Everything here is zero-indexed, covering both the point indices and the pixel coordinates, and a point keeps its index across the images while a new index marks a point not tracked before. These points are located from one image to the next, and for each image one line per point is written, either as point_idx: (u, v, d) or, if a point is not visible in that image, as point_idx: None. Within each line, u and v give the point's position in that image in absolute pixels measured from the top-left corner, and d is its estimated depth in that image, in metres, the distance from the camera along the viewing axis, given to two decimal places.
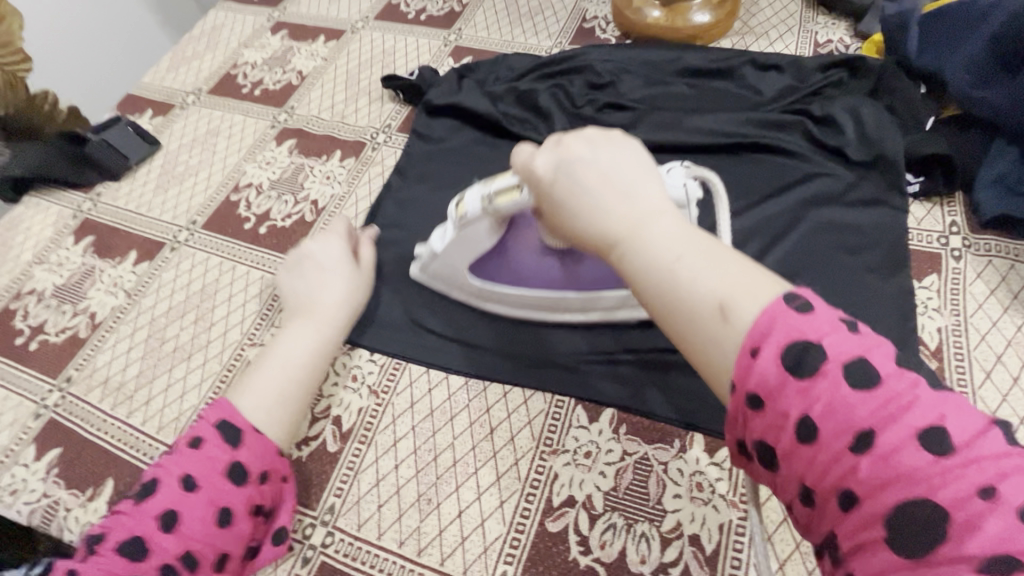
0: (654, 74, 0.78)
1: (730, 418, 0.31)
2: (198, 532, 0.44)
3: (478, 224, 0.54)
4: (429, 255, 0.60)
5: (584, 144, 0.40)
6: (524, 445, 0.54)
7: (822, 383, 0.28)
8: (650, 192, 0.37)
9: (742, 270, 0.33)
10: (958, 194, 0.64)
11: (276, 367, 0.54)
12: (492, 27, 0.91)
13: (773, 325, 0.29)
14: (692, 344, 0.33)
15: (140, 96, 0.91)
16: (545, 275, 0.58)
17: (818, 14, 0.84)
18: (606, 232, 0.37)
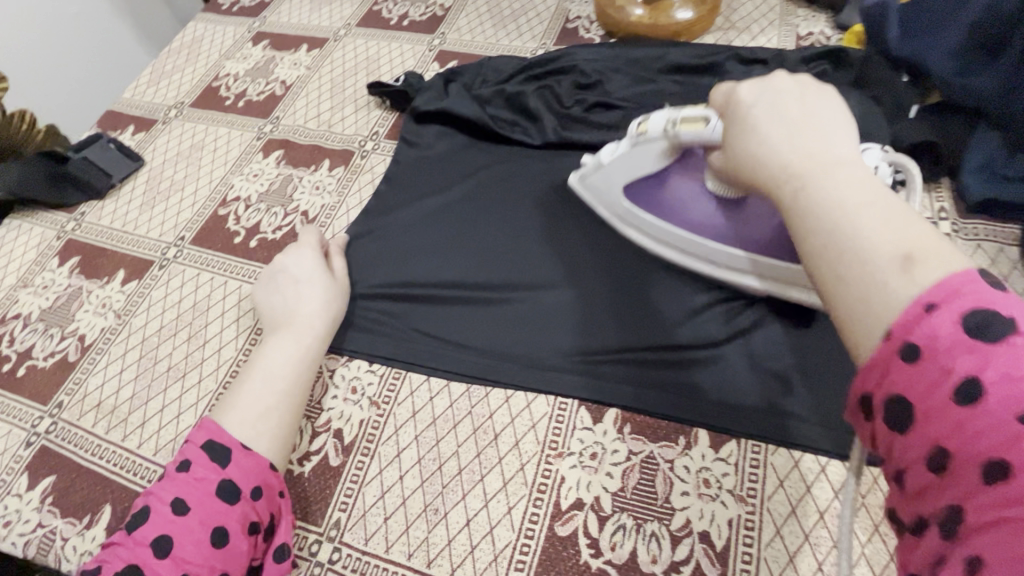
0: (641, 72, 0.78)
1: (864, 368, 0.27)
2: (192, 555, 0.44)
3: (653, 145, 0.56)
4: (593, 165, 0.64)
5: (795, 79, 0.37)
6: (529, 449, 0.53)
7: (1009, 352, 0.23)
8: (840, 142, 0.33)
9: (931, 237, 0.27)
10: (944, 180, 0.65)
11: (261, 384, 0.53)
12: (475, 30, 0.91)
13: (966, 288, 0.24)
14: (837, 285, 0.28)
15: (121, 112, 0.89)
16: (699, 217, 0.60)
17: (798, 8, 0.85)
18: (781, 167, 0.33)
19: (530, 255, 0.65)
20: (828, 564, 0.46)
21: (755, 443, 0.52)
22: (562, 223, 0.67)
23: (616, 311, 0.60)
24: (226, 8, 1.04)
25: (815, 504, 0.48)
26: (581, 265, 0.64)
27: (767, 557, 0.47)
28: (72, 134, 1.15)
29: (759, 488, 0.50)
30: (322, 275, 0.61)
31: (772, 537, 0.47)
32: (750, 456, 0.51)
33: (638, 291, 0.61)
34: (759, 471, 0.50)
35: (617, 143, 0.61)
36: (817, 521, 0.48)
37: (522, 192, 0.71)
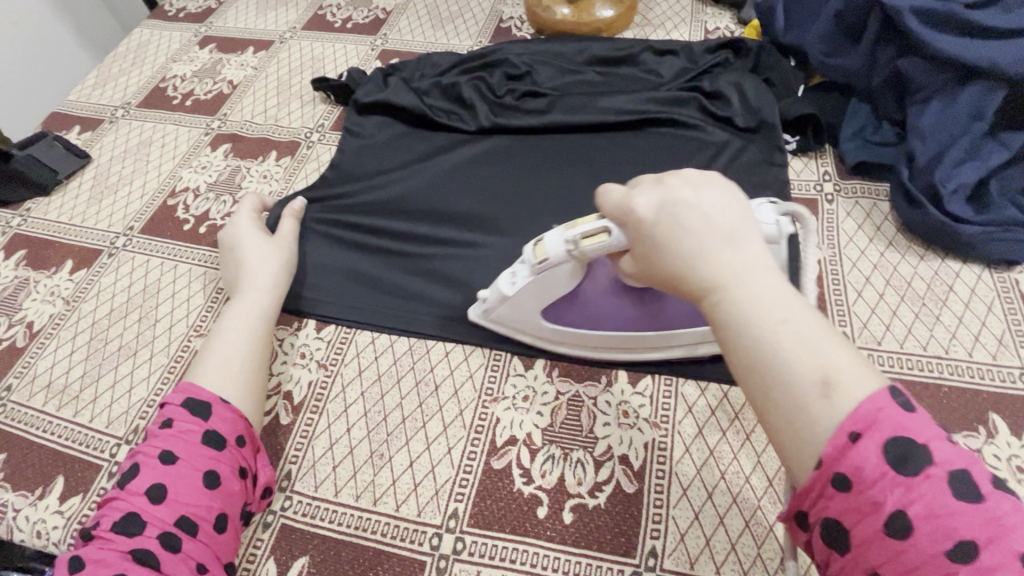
0: (566, 64, 0.86)
1: (805, 489, 0.32)
2: (189, 497, 0.46)
3: (560, 267, 0.51)
4: (496, 299, 0.57)
5: (688, 183, 0.40)
6: (467, 396, 0.58)
7: (926, 482, 0.29)
8: (750, 250, 0.37)
9: (842, 351, 0.32)
10: (828, 147, 0.74)
11: (224, 342, 0.57)
12: (416, 31, 0.97)
13: (878, 417, 0.30)
14: (779, 410, 0.32)
15: (66, 113, 0.91)
16: (617, 315, 0.56)
17: (707, 6, 0.95)
18: (705, 287, 0.36)
19: (465, 227, 0.71)
20: (730, 473, 0.52)
21: (667, 377, 0.58)
22: (495, 196, 0.73)
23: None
24: (173, 15, 1.07)
25: (719, 424, 0.55)
26: (514, 232, 0.70)
27: (678, 471, 0.53)
28: (13, 130, 1.14)
29: (671, 415, 0.56)
30: (262, 242, 0.65)
31: (682, 453, 0.53)
32: (663, 388, 0.57)
33: None
34: (671, 400, 0.57)
35: (511, 271, 0.55)
36: (720, 438, 0.54)
37: (458, 171, 0.76)
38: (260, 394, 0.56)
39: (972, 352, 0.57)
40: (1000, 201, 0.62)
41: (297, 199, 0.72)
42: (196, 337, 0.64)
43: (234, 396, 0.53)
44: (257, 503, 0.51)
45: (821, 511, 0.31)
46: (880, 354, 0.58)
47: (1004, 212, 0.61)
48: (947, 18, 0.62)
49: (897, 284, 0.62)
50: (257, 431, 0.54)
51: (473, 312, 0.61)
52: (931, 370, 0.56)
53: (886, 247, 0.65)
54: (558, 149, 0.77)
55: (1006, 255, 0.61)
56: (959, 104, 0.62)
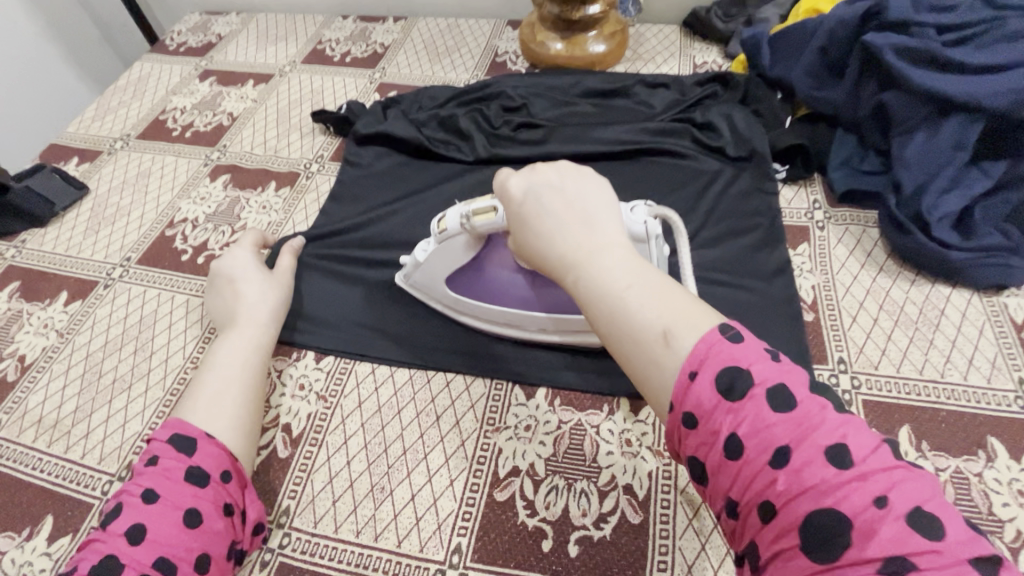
0: (561, 96, 0.88)
1: (668, 431, 0.36)
2: (170, 538, 0.45)
3: (456, 237, 0.60)
4: (413, 264, 0.65)
5: (556, 176, 0.47)
6: (468, 426, 0.58)
7: (747, 404, 0.32)
8: (608, 226, 0.43)
9: (682, 303, 0.38)
10: (817, 176, 0.76)
11: (218, 378, 0.56)
12: (414, 65, 1.00)
13: (708, 353, 0.34)
14: (636, 364, 0.37)
15: (65, 145, 0.91)
16: (509, 291, 0.61)
17: (695, 43, 0.99)
18: (568, 262, 0.42)
19: None
20: None
21: None
22: None
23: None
24: (173, 49, 1.09)
25: None
26: None
27: (683, 501, 0.52)
28: (13, 161, 1.16)
29: None
30: (259, 277, 0.65)
31: (686, 482, 0.53)
32: None
33: None
34: None
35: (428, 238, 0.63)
36: None
37: (456, 200, 0.77)
38: (253, 431, 0.56)
39: (967, 376, 0.58)
40: (985, 227, 0.64)
41: (297, 238, 0.73)
42: (192, 369, 0.64)
43: (225, 432, 0.53)
44: (244, 542, 0.50)
45: (683, 452, 0.35)
46: (877, 379, 0.59)
47: (990, 238, 0.63)
48: (924, 56, 0.64)
49: (890, 308, 0.63)
50: (246, 471, 0.53)
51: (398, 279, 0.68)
52: (929, 395, 0.57)
53: (878, 273, 0.67)
54: None
55: (994, 279, 0.62)
56: (942, 135, 0.64)
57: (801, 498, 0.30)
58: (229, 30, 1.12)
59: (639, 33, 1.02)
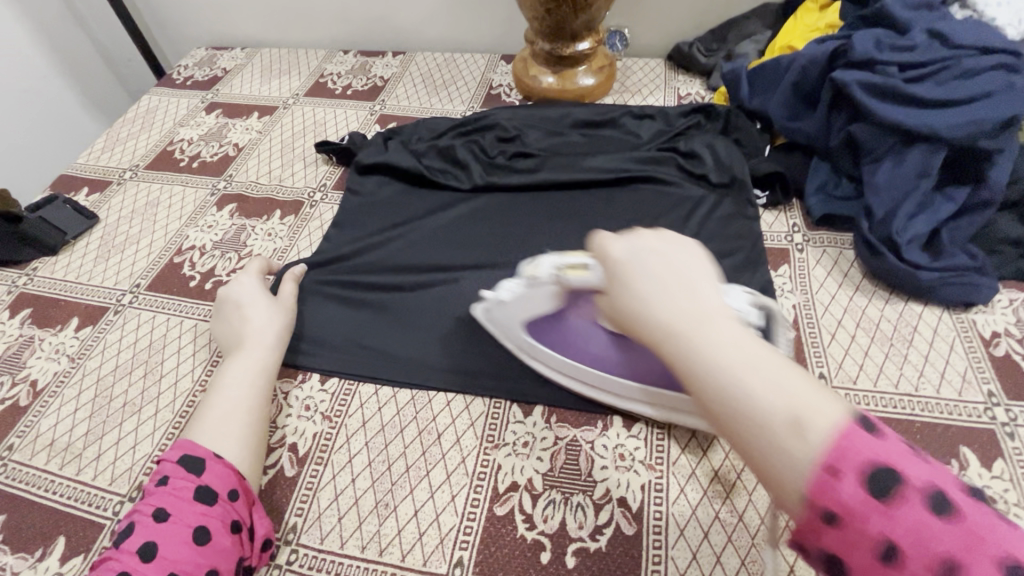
0: (553, 127, 0.93)
1: (797, 527, 0.32)
2: (179, 554, 0.47)
3: (546, 288, 0.57)
4: (494, 301, 0.62)
5: (656, 238, 0.44)
6: (469, 443, 0.60)
7: (904, 509, 0.28)
8: (713, 297, 0.39)
9: (813, 386, 0.33)
10: (795, 201, 0.81)
11: (226, 399, 0.59)
12: (412, 97, 1.05)
13: (853, 447, 0.30)
14: (762, 455, 0.32)
15: (75, 176, 0.95)
16: (591, 349, 0.59)
17: (678, 75, 1.04)
18: (669, 328, 0.38)
19: (464, 279, 0.75)
20: (722, 512, 0.54)
21: (659, 420, 0.61)
22: (494, 249, 0.78)
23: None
24: (180, 82, 1.13)
25: (711, 464, 0.58)
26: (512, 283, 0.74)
27: (675, 512, 0.55)
28: (22, 191, 1.20)
29: (665, 457, 0.58)
30: (265, 299, 0.68)
31: (678, 494, 0.56)
32: (656, 431, 0.60)
33: None
34: (664, 442, 0.60)
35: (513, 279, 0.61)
36: (712, 478, 0.57)
37: (455, 227, 0.81)
38: (259, 451, 0.58)
39: (937, 389, 0.61)
40: (952, 248, 0.68)
41: (297, 265, 0.76)
42: (201, 392, 0.66)
43: (232, 453, 0.55)
44: (253, 558, 0.52)
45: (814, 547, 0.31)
46: (855, 393, 0.62)
47: (955, 258, 0.67)
48: (888, 91, 0.70)
49: (866, 325, 0.67)
50: (257, 491, 0.56)
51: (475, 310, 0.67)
52: (904, 408, 0.60)
53: (854, 292, 0.71)
54: (548, 206, 0.83)
55: (962, 297, 0.66)
56: (907, 163, 0.69)
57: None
58: (234, 64, 1.17)
59: (627, 66, 1.08)
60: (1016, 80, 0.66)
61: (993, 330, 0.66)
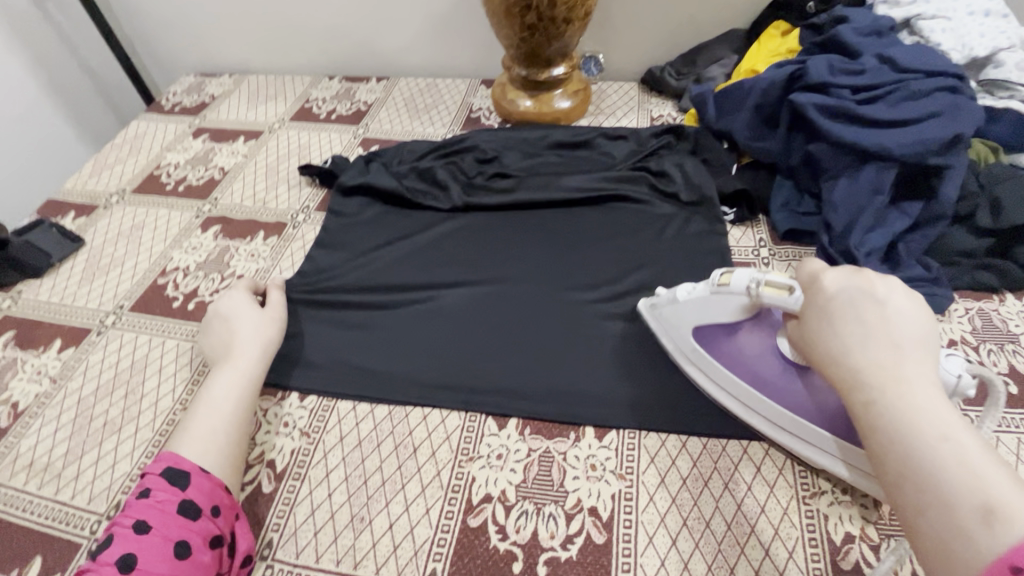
0: (530, 148, 0.96)
1: None
2: (156, 568, 0.48)
3: (733, 298, 0.57)
4: (669, 298, 0.65)
5: (885, 282, 0.44)
6: (444, 457, 0.62)
7: None
8: (925, 366, 0.40)
9: (1015, 484, 0.33)
10: (762, 217, 0.84)
11: (209, 409, 0.60)
12: (395, 121, 1.08)
13: None
14: (929, 523, 0.34)
15: (62, 200, 0.96)
16: (758, 371, 0.57)
17: (651, 98, 1.09)
18: (865, 381, 0.41)
19: (442, 295, 0.77)
20: (690, 519, 0.56)
21: (629, 431, 0.63)
22: (471, 266, 0.80)
23: (515, 336, 0.71)
24: (169, 108, 1.16)
25: (679, 473, 0.59)
26: (489, 299, 0.76)
27: (644, 520, 0.56)
28: (13, 218, 1.22)
29: (635, 467, 0.60)
30: (249, 310, 0.70)
31: (647, 503, 0.57)
32: (627, 442, 0.62)
33: (531, 318, 0.73)
34: (635, 452, 0.61)
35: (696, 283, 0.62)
36: (680, 486, 0.58)
37: (434, 246, 0.83)
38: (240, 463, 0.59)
39: None
40: (909, 260, 0.71)
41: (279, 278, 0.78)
42: (182, 411, 0.67)
43: (214, 466, 0.56)
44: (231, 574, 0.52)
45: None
46: None
47: (912, 270, 0.70)
48: (842, 112, 0.73)
49: None
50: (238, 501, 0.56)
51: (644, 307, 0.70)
52: None
53: None
54: (524, 225, 0.85)
55: None
56: (862, 180, 0.72)
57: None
58: (221, 90, 1.20)
59: (602, 90, 1.12)
60: (959, 101, 0.70)
61: (950, 338, 0.69)
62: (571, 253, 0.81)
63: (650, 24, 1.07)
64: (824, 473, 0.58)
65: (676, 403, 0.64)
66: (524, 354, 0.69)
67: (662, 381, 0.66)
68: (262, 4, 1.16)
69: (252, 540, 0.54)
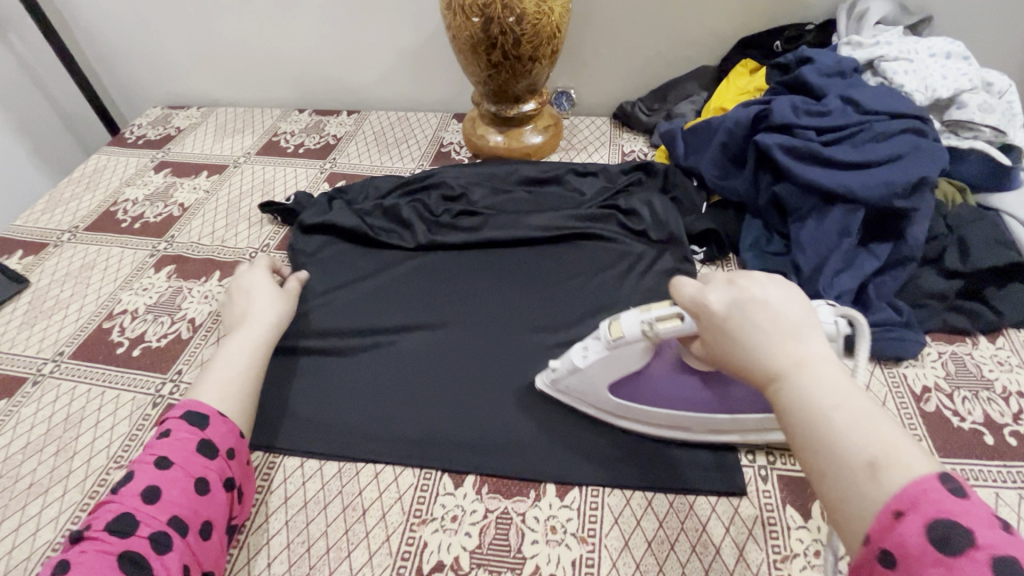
0: (498, 184, 0.95)
1: (858, 567, 0.35)
2: (180, 500, 0.50)
3: (633, 346, 0.56)
4: (565, 369, 0.61)
5: (755, 280, 0.46)
6: (395, 519, 0.58)
7: (963, 563, 0.30)
8: (818, 343, 0.42)
9: (896, 439, 0.37)
10: (732, 256, 0.83)
11: (222, 366, 0.62)
12: (363, 155, 1.06)
13: (921, 498, 0.33)
14: (833, 489, 0.37)
15: (10, 238, 0.92)
16: (679, 394, 0.58)
17: (623, 133, 1.08)
18: (771, 371, 0.42)
19: (403, 337, 0.74)
20: None
21: (593, 487, 0.60)
22: (435, 303, 0.78)
23: (479, 383, 0.68)
24: (132, 142, 1.14)
25: (644, 535, 0.56)
26: (451, 342, 0.73)
27: None
28: None
29: (597, 529, 0.56)
30: (263, 281, 0.73)
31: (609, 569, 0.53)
32: (589, 501, 0.59)
33: (494, 363, 0.70)
34: (597, 512, 0.58)
35: (581, 345, 0.60)
36: (645, 550, 0.55)
37: (397, 286, 0.81)
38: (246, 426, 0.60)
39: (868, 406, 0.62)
40: (879, 303, 0.69)
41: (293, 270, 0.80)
42: (115, 469, 0.62)
43: (230, 416, 0.58)
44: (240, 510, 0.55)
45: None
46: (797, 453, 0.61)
47: (882, 314, 0.68)
48: (808, 154, 0.72)
49: None
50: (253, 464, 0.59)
51: (541, 382, 0.66)
52: None
53: None
54: (490, 263, 0.83)
55: (890, 352, 0.67)
56: (829, 222, 0.71)
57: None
58: (188, 123, 1.18)
59: (574, 125, 1.12)
60: (922, 144, 0.70)
61: (924, 384, 0.67)
62: (537, 293, 0.78)
63: (621, 61, 1.08)
64: (796, 535, 0.55)
65: (645, 458, 0.61)
66: (487, 403, 0.66)
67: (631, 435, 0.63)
68: (231, 37, 1.15)
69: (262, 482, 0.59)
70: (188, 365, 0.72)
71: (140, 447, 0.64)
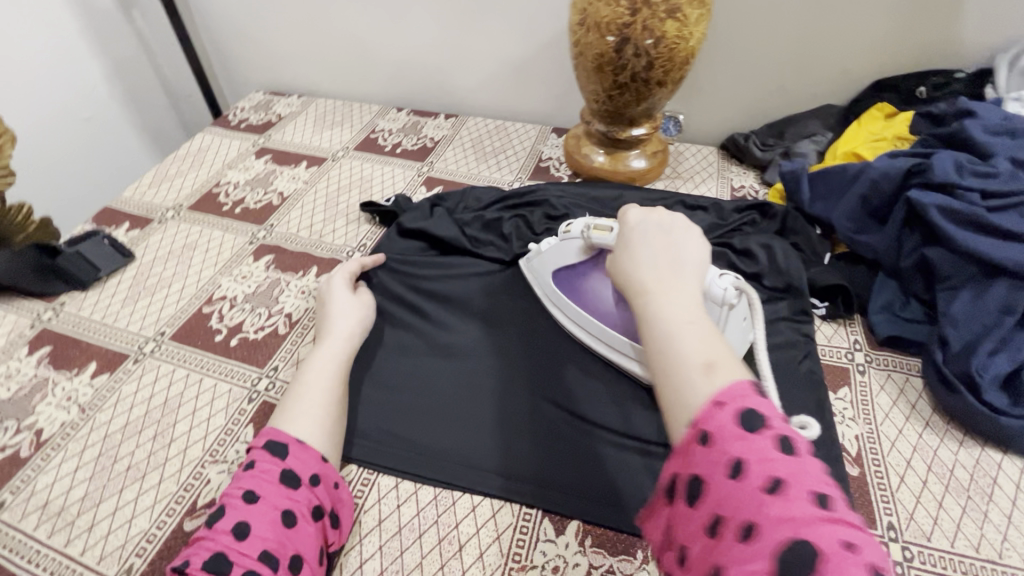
0: (601, 208, 0.90)
1: (675, 454, 0.36)
2: (268, 533, 0.49)
3: (574, 241, 0.70)
4: (537, 250, 0.76)
5: (667, 223, 0.51)
6: (492, 561, 0.55)
7: (760, 438, 0.33)
8: (692, 278, 0.45)
9: (726, 353, 0.39)
10: (857, 316, 0.77)
11: (305, 386, 0.62)
12: (460, 162, 1.04)
13: (737, 391, 0.35)
14: (667, 384, 0.38)
15: (118, 210, 0.94)
16: (597, 301, 0.69)
17: (732, 166, 1.03)
18: (644, 286, 0.45)
19: (504, 361, 0.71)
20: None
21: None
22: (536, 329, 0.74)
23: (546, 416, 0.65)
24: (235, 124, 1.15)
25: None
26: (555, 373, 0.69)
27: None
28: (76, 216, 1.26)
29: None
30: (338, 285, 0.75)
31: None
32: None
33: (599, 403, 0.66)
34: None
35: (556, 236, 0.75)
36: None
37: (496, 304, 0.77)
38: (337, 445, 0.60)
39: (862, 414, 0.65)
40: None
41: (374, 258, 0.81)
42: (210, 464, 0.61)
43: (313, 437, 0.58)
44: (333, 539, 0.54)
45: (685, 471, 0.35)
46: (934, 554, 0.55)
47: None
48: (968, 219, 0.66)
49: (939, 470, 0.61)
50: (342, 478, 0.59)
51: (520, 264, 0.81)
52: None
53: (923, 429, 0.65)
54: None
55: None
56: (988, 297, 0.64)
57: (782, 527, 0.30)
58: (289, 111, 1.19)
59: (679, 152, 1.07)
60: None
61: None
62: None
63: (738, 91, 1.03)
64: None
65: None
66: (566, 441, 0.63)
67: (655, 484, 0.59)
68: (340, 31, 1.15)
69: (352, 511, 0.57)
70: (284, 362, 0.71)
71: (234, 444, 0.63)
